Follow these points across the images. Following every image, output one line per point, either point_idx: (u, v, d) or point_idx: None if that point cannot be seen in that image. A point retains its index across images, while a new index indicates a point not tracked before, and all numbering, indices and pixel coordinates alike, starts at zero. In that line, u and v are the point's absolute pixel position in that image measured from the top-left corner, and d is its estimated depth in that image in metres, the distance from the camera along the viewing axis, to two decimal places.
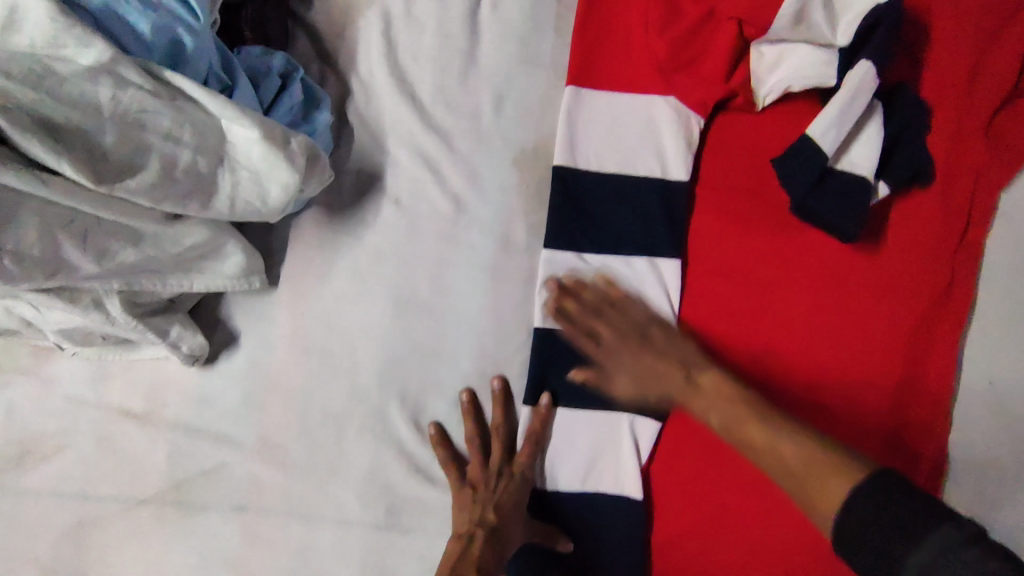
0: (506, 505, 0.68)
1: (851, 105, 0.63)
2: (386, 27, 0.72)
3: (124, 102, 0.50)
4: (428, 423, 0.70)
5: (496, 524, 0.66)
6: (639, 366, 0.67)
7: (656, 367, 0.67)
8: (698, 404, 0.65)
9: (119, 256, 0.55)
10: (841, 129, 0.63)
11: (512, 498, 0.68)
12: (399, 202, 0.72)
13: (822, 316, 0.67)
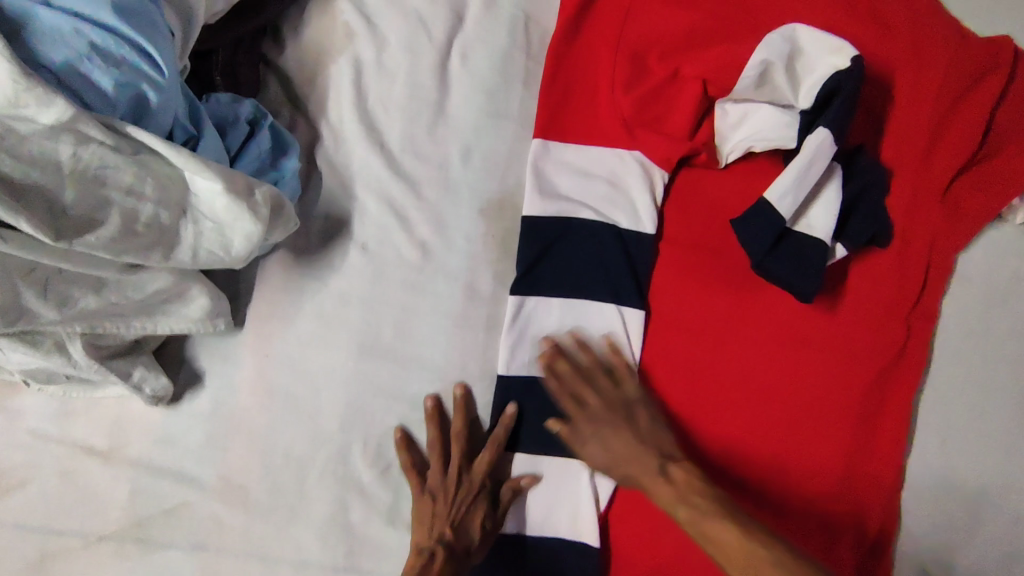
0: (464, 517, 0.69)
1: (810, 171, 0.65)
2: (357, 75, 0.74)
3: (84, 158, 0.55)
4: (394, 428, 0.72)
5: (454, 539, 0.68)
6: (613, 451, 0.66)
7: (637, 450, 0.65)
8: (662, 494, 0.63)
9: (81, 303, 0.62)
10: (797, 195, 0.65)
11: (472, 511, 0.69)
12: (364, 249, 0.74)
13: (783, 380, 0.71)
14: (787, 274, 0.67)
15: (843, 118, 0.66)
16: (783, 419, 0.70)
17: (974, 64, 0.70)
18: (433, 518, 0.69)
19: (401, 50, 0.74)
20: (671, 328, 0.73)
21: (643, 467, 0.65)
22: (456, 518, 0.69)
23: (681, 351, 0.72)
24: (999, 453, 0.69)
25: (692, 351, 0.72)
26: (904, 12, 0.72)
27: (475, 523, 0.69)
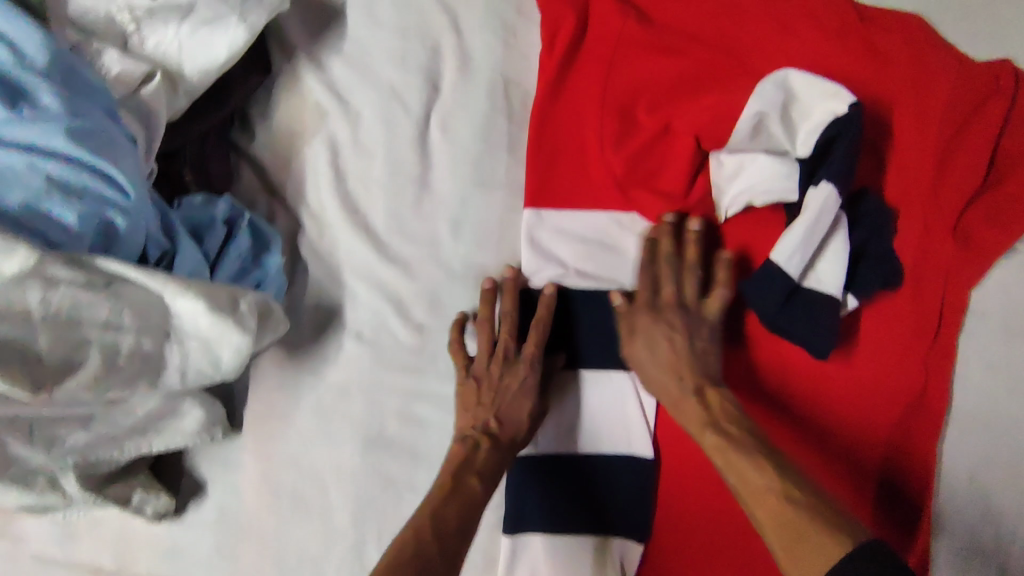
0: (511, 404, 0.66)
1: (815, 227, 0.63)
2: (334, 157, 0.70)
3: (55, 302, 0.52)
4: (453, 314, 0.69)
5: (499, 431, 0.66)
6: (664, 346, 0.65)
7: (680, 362, 0.64)
8: (693, 413, 0.63)
9: (69, 440, 0.60)
10: (804, 253, 0.63)
11: (517, 401, 0.66)
12: (359, 337, 0.71)
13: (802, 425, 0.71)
14: (800, 330, 0.64)
15: (847, 165, 0.62)
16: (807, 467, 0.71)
17: (974, 94, 0.67)
18: (478, 404, 0.67)
19: (377, 125, 0.70)
20: None
21: (679, 383, 0.64)
22: (504, 401, 0.66)
23: None
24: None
25: None
26: (900, 42, 0.68)
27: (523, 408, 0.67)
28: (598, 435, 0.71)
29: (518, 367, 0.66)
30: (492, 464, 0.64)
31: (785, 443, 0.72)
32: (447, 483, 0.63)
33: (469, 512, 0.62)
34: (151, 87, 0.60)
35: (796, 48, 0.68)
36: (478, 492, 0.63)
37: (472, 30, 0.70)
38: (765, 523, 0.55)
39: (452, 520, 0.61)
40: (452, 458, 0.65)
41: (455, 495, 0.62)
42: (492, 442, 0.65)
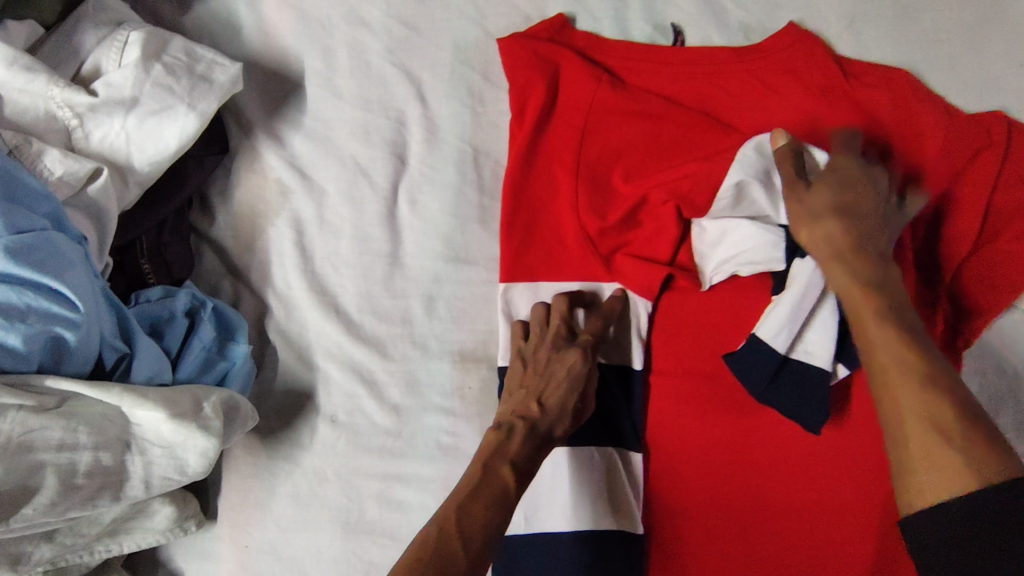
0: (556, 392, 0.59)
1: (801, 302, 0.60)
2: (299, 236, 0.67)
3: (6, 429, 0.50)
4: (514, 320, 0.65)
5: (537, 419, 0.57)
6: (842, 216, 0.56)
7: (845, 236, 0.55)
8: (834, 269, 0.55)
9: (34, 555, 0.57)
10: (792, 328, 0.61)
11: (560, 392, 0.59)
12: (334, 421, 0.68)
13: (799, 494, 0.67)
14: (792, 404, 0.62)
15: None
16: (805, 537, 0.66)
17: (964, 150, 0.64)
18: (522, 393, 0.60)
19: (342, 201, 0.67)
20: (671, 459, 0.69)
21: (855, 250, 0.55)
22: (547, 386, 0.59)
23: (683, 479, 0.68)
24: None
25: (691, 481, 0.68)
26: (884, 97, 0.65)
27: (566, 399, 0.59)
28: (585, 512, 0.67)
29: (569, 353, 0.60)
30: (527, 449, 0.55)
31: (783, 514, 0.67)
32: (489, 479, 0.51)
33: (499, 509, 0.50)
34: (97, 184, 0.57)
35: (775, 107, 0.66)
36: (509, 493, 0.51)
37: (438, 99, 0.67)
38: (908, 445, 0.44)
39: (477, 517, 0.49)
40: (482, 447, 0.55)
41: (484, 491, 0.50)
42: (529, 425, 0.56)
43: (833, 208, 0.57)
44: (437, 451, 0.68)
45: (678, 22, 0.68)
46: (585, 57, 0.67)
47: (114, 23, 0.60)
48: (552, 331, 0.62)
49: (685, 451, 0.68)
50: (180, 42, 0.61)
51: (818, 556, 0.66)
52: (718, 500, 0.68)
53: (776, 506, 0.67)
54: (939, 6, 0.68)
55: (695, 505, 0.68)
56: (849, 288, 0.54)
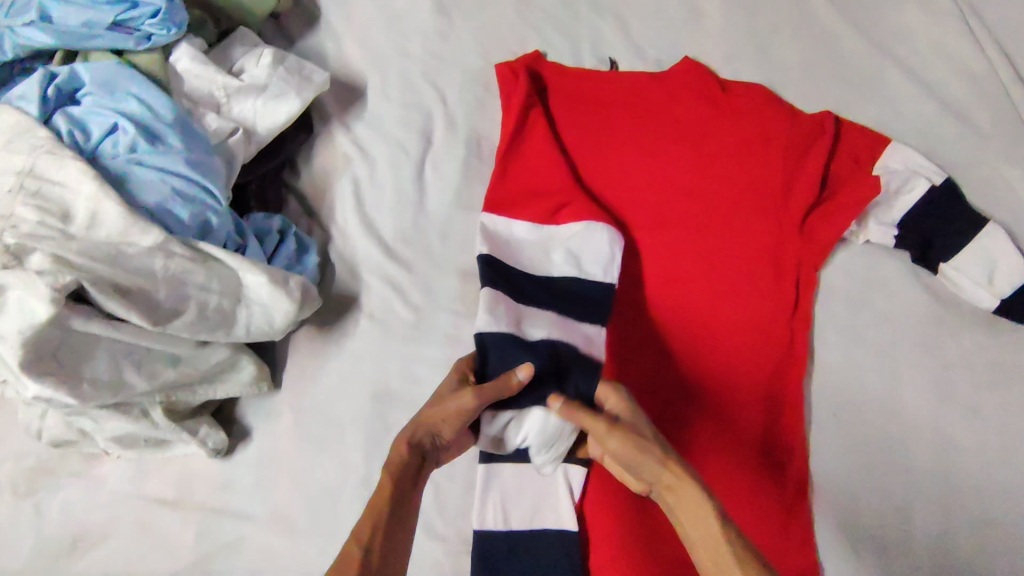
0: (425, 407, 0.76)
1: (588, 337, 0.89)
2: (356, 189, 0.98)
3: (171, 267, 0.78)
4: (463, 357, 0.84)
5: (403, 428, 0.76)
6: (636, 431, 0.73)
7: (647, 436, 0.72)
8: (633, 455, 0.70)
9: (163, 376, 0.83)
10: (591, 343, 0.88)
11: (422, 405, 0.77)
12: (371, 317, 0.96)
13: (712, 365, 0.94)
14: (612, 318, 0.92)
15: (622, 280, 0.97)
16: (718, 392, 0.93)
17: (805, 133, 0.96)
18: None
19: (387, 167, 0.99)
20: (632, 335, 0.97)
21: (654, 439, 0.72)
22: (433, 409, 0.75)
23: (640, 345, 0.97)
24: (875, 419, 0.92)
25: (646, 347, 0.96)
26: (749, 102, 0.98)
27: (435, 415, 0.75)
28: None
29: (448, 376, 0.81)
30: (401, 456, 0.71)
31: (707, 375, 0.94)
32: (378, 492, 0.69)
33: (376, 515, 0.67)
34: (235, 137, 0.88)
35: (678, 108, 0.99)
36: (395, 505, 0.69)
37: (454, 103, 1.01)
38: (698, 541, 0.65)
39: (364, 526, 0.67)
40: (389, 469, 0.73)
41: (370, 512, 0.68)
42: (411, 438, 0.73)
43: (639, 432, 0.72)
44: (442, 337, 0.95)
45: (615, 57, 1.04)
46: (552, 77, 1.02)
47: (252, 45, 0.96)
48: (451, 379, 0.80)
49: (640, 336, 0.97)
50: (294, 58, 0.95)
51: (729, 404, 0.93)
52: (668, 363, 0.95)
53: (700, 366, 0.94)
54: (789, 48, 1.03)
55: (649, 361, 0.96)
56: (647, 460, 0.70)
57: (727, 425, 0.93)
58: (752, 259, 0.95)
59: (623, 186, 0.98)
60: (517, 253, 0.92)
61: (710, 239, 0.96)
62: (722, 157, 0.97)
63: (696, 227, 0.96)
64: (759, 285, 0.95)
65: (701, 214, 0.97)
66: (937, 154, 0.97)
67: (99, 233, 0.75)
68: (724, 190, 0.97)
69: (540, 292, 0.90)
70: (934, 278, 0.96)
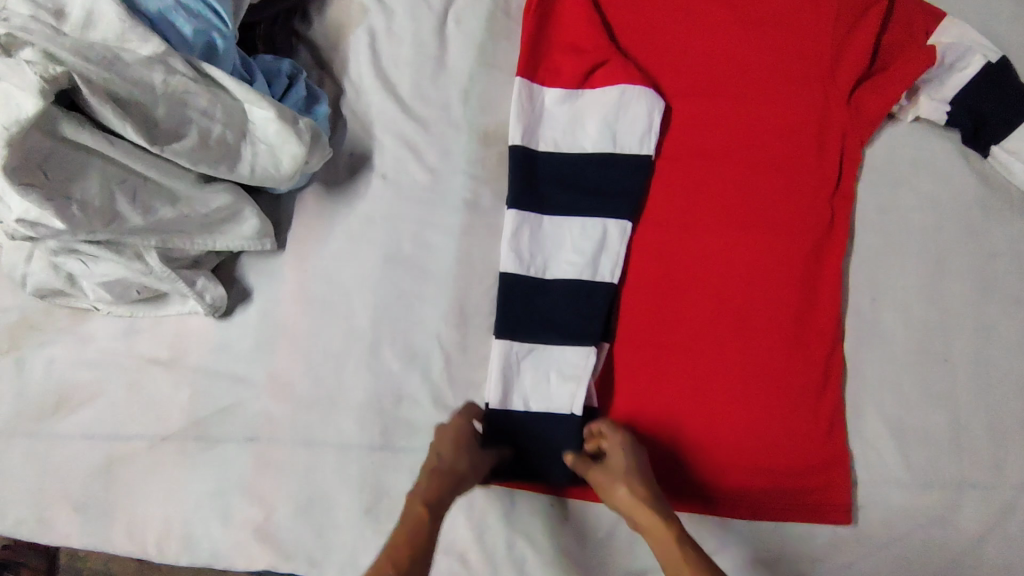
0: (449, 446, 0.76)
1: (603, 255, 0.86)
2: (372, 41, 0.91)
3: (172, 85, 0.71)
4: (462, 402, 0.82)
5: (440, 466, 0.74)
6: (625, 474, 0.75)
7: (636, 481, 0.74)
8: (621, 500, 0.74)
9: (159, 213, 0.76)
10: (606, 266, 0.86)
11: (456, 446, 0.76)
12: (385, 178, 0.89)
13: (749, 243, 0.87)
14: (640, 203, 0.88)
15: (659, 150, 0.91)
16: (753, 272, 0.87)
17: (860, 2, 0.89)
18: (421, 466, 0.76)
19: (407, 19, 0.92)
20: (663, 210, 0.90)
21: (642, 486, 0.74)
22: (459, 451, 0.75)
23: (670, 222, 0.89)
24: (915, 305, 0.87)
25: (677, 225, 0.89)
26: None
27: (462, 459, 0.75)
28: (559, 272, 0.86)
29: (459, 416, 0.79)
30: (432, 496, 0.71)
31: (743, 255, 0.87)
32: (409, 518, 0.69)
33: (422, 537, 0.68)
34: None
35: None
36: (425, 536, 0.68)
37: None
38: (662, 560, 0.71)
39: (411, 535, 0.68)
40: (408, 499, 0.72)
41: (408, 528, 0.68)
42: (441, 478, 0.73)
43: (632, 481, 0.74)
44: (461, 201, 0.88)
45: None
46: None
47: None
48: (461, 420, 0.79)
49: (671, 212, 0.89)
50: None
51: (764, 284, 0.86)
52: (701, 241, 0.88)
53: (733, 244, 0.87)
54: None
55: (679, 239, 0.89)
56: (630, 505, 0.73)
57: (761, 305, 0.86)
58: (788, 145, 0.89)
59: (660, 51, 0.91)
60: (545, 128, 0.89)
61: (744, 124, 0.90)
62: (768, 34, 0.90)
63: (737, 98, 0.90)
64: (796, 169, 0.88)
65: (736, 98, 0.90)
66: (994, 31, 0.91)
67: (94, 35, 0.68)
68: (767, 58, 0.90)
69: (569, 186, 0.87)
70: (984, 163, 0.90)
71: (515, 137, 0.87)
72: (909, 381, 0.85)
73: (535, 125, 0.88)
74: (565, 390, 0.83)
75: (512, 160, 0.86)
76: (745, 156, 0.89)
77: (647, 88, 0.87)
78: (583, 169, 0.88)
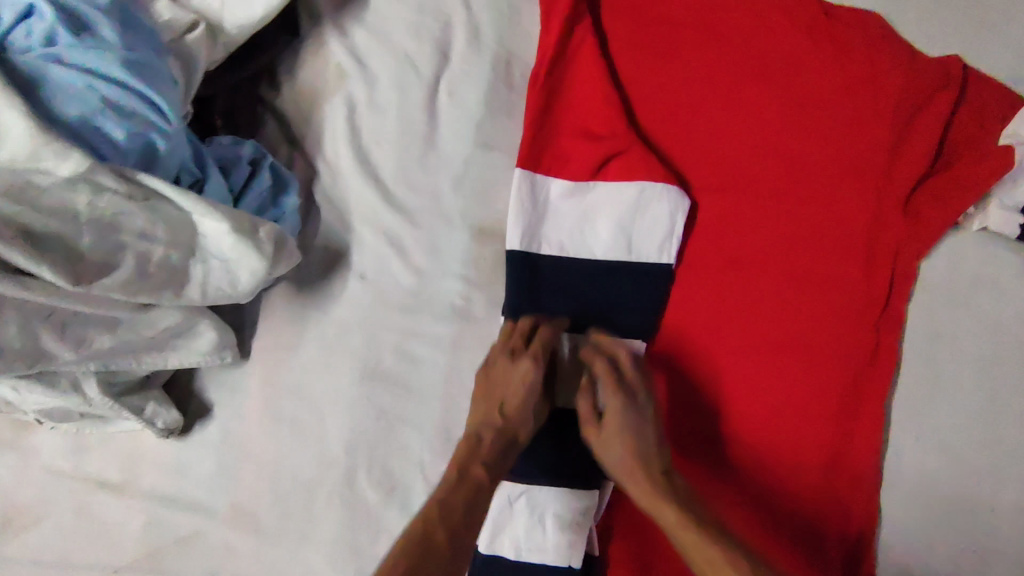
0: (519, 397, 0.69)
1: None
2: (350, 113, 0.78)
3: (99, 207, 0.59)
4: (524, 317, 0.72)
5: (505, 426, 0.69)
6: (617, 433, 0.68)
7: (629, 444, 0.67)
8: (609, 455, 0.68)
9: (96, 342, 0.65)
10: None
11: (528, 408, 0.70)
12: (363, 278, 0.77)
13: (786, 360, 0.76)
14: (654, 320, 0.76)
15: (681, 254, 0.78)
16: (792, 393, 0.75)
17: (921, 84, 0.75)
18: (485, 402, 0.70)
19: (391, 87, 0.78)
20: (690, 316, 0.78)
21: (637, 453, 0.67)
22: (526, 398, 0.69)
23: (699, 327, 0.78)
24: (969, 452, 0.73)
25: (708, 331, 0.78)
26: (857, 36, 0.76)
27: (531, 412, 0.70)
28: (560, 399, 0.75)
29: (523, 361, 0.70)
30: (486, 451, 0.67)
31: (782, 368, 0.76)
32: (447, 481, 0.65)
33: (472, 503, 0.64)
34: (194, 34, 0.68)
35: (766, 40, 0.78)
36: (474, 502, 0.65)
37: (480, 8, 0.78)
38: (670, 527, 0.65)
39: (457, 509, 0.63)
40: (458, 450, 0.67)
41: (460, 492, 0.64)
42: (501, 426, 0.69)
43: (625, 434, 0.68)
44: (449, 309, 0.77)
45: None
46: None
47: None
48: (530, 353, 0.70)
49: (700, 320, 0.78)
50: None
51: (799, 413, 0.75)
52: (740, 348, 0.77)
53: (770, 356, 0.76)
54: None
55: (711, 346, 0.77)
56: (622, 466, 0.67)
57: (793, 437, 0.75)
58: (828, 256, 0.76)
59: (686, 134, 0.78)
60: (549, 227, 0.76)
61: (778, 229, 0.77)
62: (815, 117, 0.77)
63: (775, 191, 0.77)
64: (836, 284, 0.76)
65: (770, 197, 0.77)
66: None
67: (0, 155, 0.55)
68: (810, 150, 0.77)
69: (574, 299, 0.76)
70: None
71: (513, 242, 0.75)
72: (959, 549, 0.71)
73: (536, 226, 0.76)
74: (561, 536, 0.74)
75: (508, 268, 0.75)
76: (783, 262, 0.77)
77: (672, 186, 0.74)
78: (591, 278, 0.76)
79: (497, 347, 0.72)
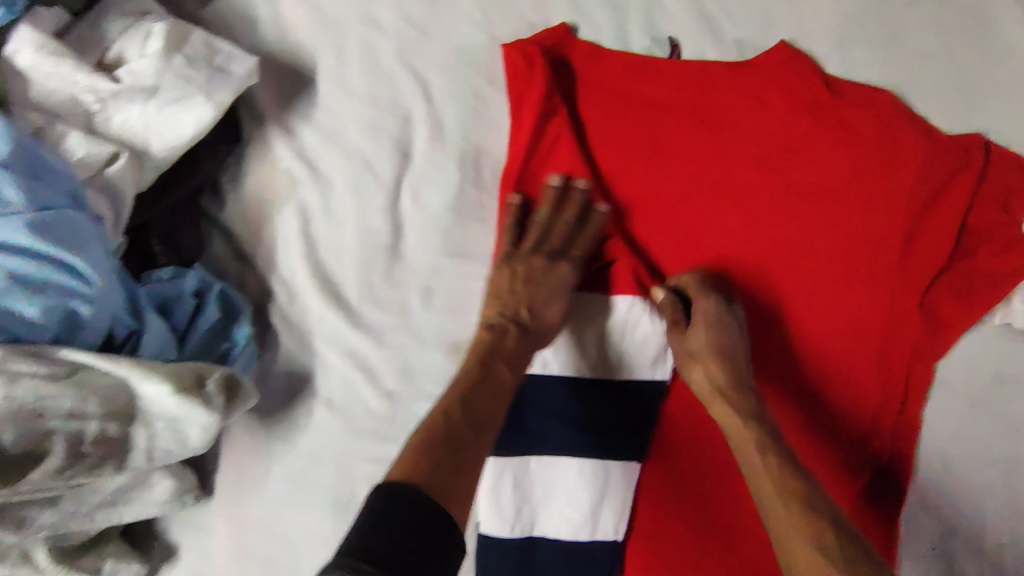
0: (542, 297, 0.65)
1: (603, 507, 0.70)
2: (305, 225, 0.70)
3: (18, 396, 0.53)
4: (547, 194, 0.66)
5: (529, 323, 0.64)
6: (706, 333, 0.65)
7: (715, 360, 0.64)
8: (695, 371, 0.65)
9: (38, 519, 0.60)
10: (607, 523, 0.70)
11: (554, 304, 0.66)
12: (331, 405, 0.71)
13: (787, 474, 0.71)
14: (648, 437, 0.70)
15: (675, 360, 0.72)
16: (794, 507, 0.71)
17: (939, 170, 0.66)
18: (502, 298, 0.65)
19: (348, 194, 0.70)
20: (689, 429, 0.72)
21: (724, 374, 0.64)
22: (550, 294, 0.65)
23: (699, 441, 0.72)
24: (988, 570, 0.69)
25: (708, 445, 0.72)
26: (867, 115, 0.67)
27: (553, 308, 0.66)
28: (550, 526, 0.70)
29: (559, 266, 0.66)
30: (503, 344, 0.62)
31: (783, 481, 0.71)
32: (462, 381, 0.60)
33: (498, 401, 0.60)
34: (117, 167, 0.59)
35: (764, 121, 0.69)
36: (493, 404, 0.60)
37: (443, 101, 0.70)
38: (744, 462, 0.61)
39: (482, 405, 0.59)
40: (480, 344, 0.63)
41: (480, 385, 0.59)
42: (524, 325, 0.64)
43: (714, 356, 0.64)
44: None
45: (676, 35, 0.70)
46: (582, 62, 0.70)
47: (139, 14, 0.64)
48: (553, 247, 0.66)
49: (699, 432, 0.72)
50: (200, 35, 0.64)
51: None
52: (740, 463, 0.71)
53: None
54: (932, 26, 0.69)
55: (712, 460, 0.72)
56: (704, 381, 0.65)
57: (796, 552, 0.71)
58: (838, 364, 0.69)
59: (677, 229, 0.70)
60: None
61: (783, 339, 0.70)
62: (822, 206, 0.68)
63: (780, 289, 0.69)
64: (848, 396, 0.70)
65: (775, 300, 0.69)
66: None
67: None
68: (818, 245, 0.68)
69: (562, 421, 0.69)
70: None
71: None
72: None
73: None
74: None
75: None
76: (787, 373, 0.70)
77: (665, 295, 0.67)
78: (580, 399, 0.69)
79: (524, 251, 0.66)
